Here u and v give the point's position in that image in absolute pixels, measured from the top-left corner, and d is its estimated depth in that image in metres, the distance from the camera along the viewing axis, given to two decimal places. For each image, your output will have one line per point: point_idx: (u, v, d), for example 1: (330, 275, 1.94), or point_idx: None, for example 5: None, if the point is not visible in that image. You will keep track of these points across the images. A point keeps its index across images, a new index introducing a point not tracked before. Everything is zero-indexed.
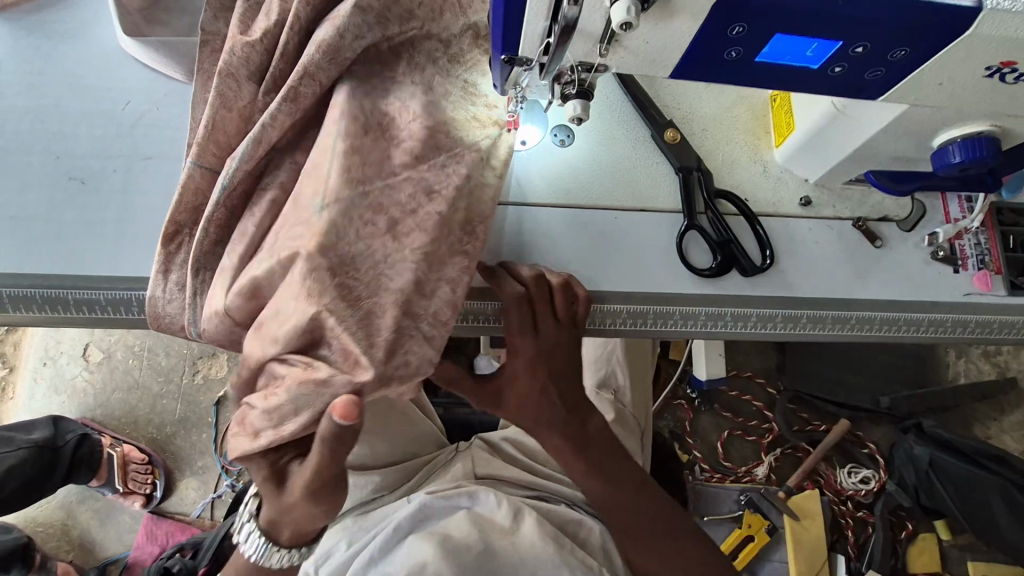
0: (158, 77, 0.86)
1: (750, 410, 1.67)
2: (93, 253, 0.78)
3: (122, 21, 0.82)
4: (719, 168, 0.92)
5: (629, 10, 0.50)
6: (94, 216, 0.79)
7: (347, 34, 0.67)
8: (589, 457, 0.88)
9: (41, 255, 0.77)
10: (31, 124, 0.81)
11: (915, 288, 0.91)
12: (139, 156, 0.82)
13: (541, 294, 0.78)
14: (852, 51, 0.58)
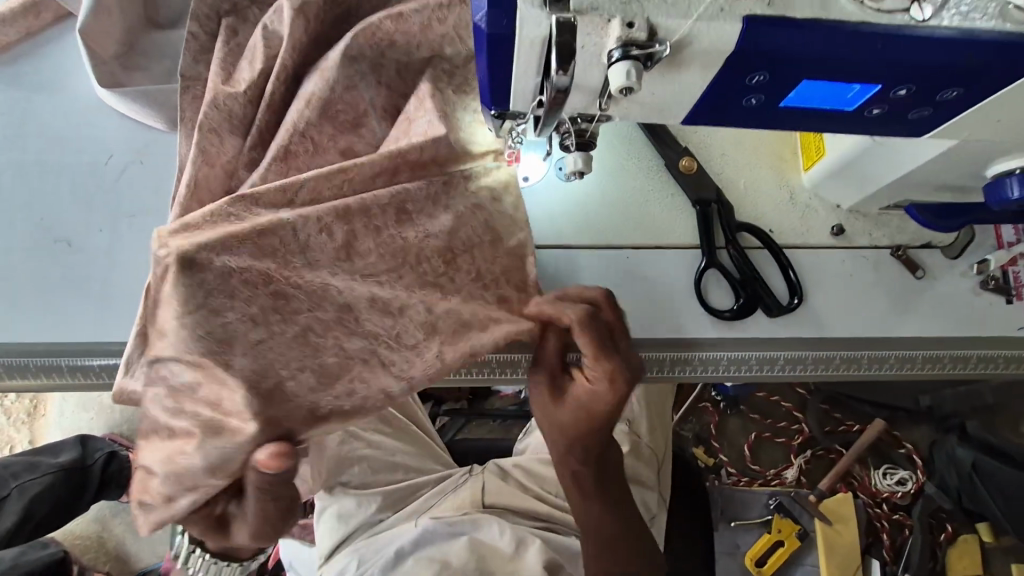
0: (142, 127, 0.82)
1: (779, 412, 1.59)
2: (85, 318, 0.76)
3: (100, 70, 0.78)
4: (740, 198, 0.84)
5: (629, 74, 0.44)
6: (83, 277, 0.77)
7: (338, 87, 0.66)
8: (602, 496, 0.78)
9: (33, 321, 0.75)
10: (16, 183, 0.79)
11: (963, 323, 0.82)
12: (126, 213, 0.79)
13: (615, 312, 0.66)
14: (893, 94, 0.50)
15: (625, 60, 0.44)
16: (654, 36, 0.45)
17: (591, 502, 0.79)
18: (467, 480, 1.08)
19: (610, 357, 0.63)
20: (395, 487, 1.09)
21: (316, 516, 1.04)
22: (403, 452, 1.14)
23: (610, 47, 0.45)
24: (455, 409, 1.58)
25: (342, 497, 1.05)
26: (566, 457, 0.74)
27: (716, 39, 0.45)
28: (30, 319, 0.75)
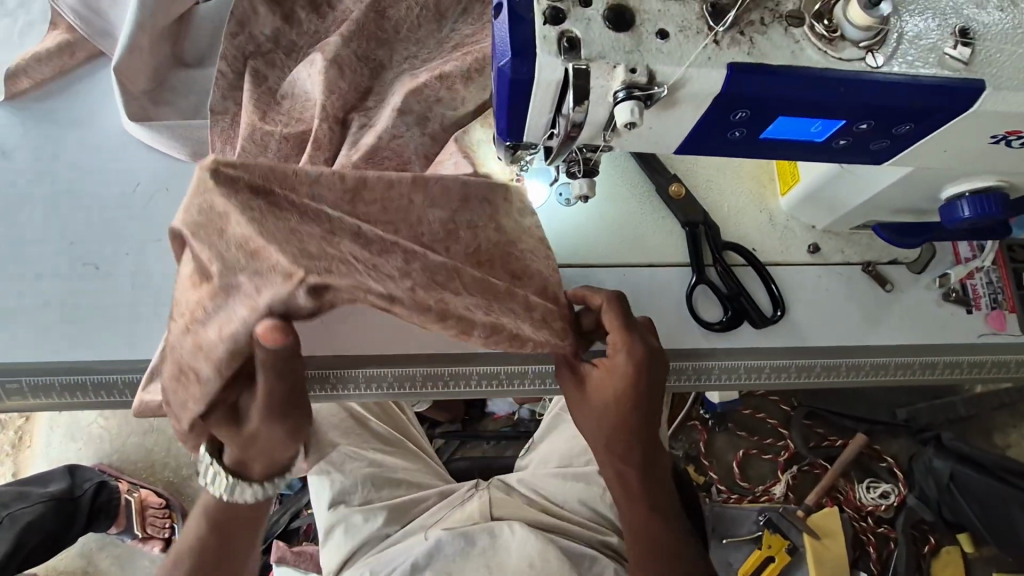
0: (167, 158, 0.87)
1: (765, 428, 1.65)
2: (110, 338, 0.79)
3: (131, 106, 0.83)
4: (725, 220, 0.92)
5: (632, 111, 0.51)
6: (109, 299, 0.80)
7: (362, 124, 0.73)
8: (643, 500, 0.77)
9: (59, 342, 0.78)
10: (46, 211, 0.83)
11: (930, 331, 0.90)
12: (151, 238, 0.83)
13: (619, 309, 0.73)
14: (856, 128, 0.58)
15: (629, 99, 0.52)
16: (653, 79, 0.52)
17: (641, 503, 0.77)
18: (472, 492, 1.13)
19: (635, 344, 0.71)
20: (395, 501, 1.10)
21: (322, 537, 1.07)
22: (404, 469, 1.16)
23: (615, 88, 0.52)
24: (451, 430, 1.60)
25: (346, 513, 1.07)
26: (609, 450, 0.73)
27: (705, 84, 0.53)
28: (51, 339, 0.78)
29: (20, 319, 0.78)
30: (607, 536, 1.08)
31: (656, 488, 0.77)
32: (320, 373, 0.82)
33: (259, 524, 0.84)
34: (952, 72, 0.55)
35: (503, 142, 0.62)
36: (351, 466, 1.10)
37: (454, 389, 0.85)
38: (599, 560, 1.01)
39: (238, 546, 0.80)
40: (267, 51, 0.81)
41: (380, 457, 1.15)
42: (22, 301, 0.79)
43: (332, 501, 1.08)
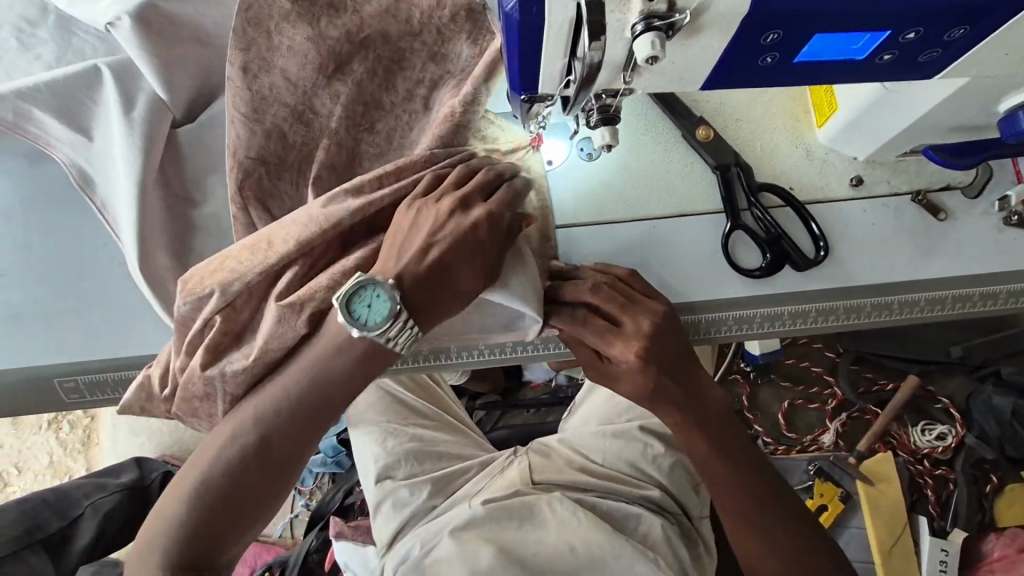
0: (102, 147, 0.87)
1: (810, 376, 1.59)
2: (128, 341, 0.87)
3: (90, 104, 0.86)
4: (759, 160, 0.87)
5: (654, 44, 0.47)
6: (134, 308, 0.88)
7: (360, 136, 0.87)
8: (725, 454, 0.77)
9: (96, 347, 0.87)
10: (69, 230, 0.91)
11: (992, 260, 0.84)
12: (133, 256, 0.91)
13: (590, 322, 0.73)
14: (903, 38, 0.53)
15: (650, 31, 0.48)
16: (673, 6, 0.48)
17: (724, 467, 0.77)
18: (510, 462, 1.12)
19: (615, 344, 0.72)
20: (438, 473, 1.11)
21: (372, 512, 1.08)
22: (444, 442, 1.18)
23: (633, 20, 0.48)
24: (492, 401, 1.61)
25: (393, 488, 1.08)
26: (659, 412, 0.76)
27: (730, 5, 0.48)
28: (88, 347, 0.86)
29: (67, 329, 0.87)
30: (648, 490, 1.02)
31: (733, 435, 0.78)
32: None
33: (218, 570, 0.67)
34: None
35: (518, 95, 0.59)
36: (391, 444, 1.13)
37: (488, 358, 0.87)
38: (643, 517, 0.96)
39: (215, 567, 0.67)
40: (278, 51, 0.81)
41: (420, 432, 1.17)
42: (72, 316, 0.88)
43: (378, 477, 1.10)
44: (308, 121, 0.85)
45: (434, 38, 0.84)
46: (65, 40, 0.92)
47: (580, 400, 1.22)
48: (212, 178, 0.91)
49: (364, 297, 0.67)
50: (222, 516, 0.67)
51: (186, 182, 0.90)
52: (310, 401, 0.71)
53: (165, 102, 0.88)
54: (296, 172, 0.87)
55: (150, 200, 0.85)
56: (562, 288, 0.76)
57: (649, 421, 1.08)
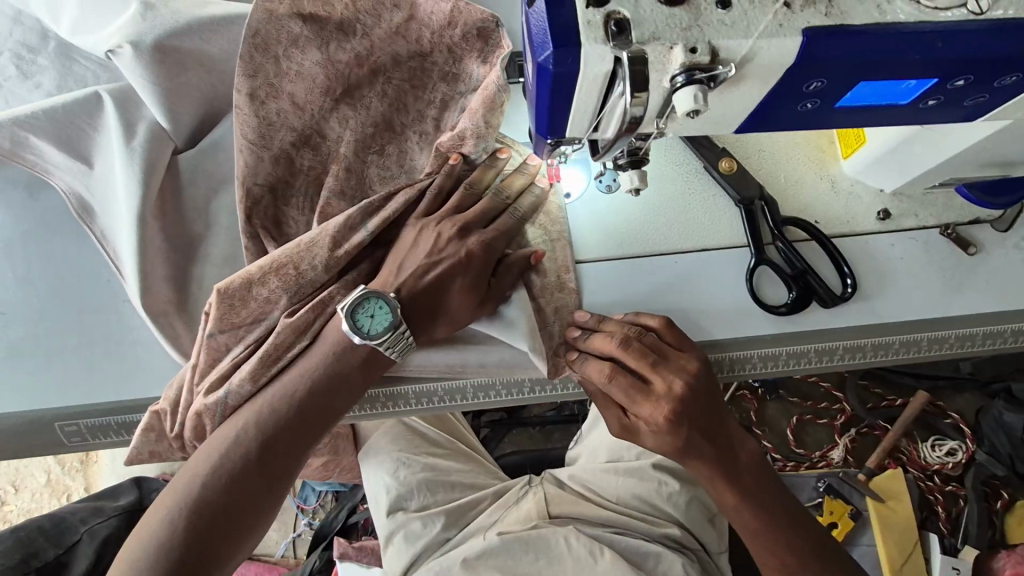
0: (102, 175, 0.84)
1: (819, 393, 1.56)
2: (130, 383, 0.84)
3: (90, 133, 0.83)
4: (784, 193, 0.84)
5: (696, 97, 0.45)
6: (137, 346, 0.85)
7: (370, 156, 0.82)
8: (754, 504, 0.75)
9: (97, 390, 0.83)
10: (71, 265, 0.89)
11: (1023, 294, 0.82)
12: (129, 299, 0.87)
13: (617, 380, 0.71)
14: (950, 85, 0.50)
15: (691, 84, 0.45)
16: (716, 58, 0.46)
17: (750, 513, 0.75)
18: (525, 494, 1.09)
19: (644, 406, 0.70)
20: (451, 505, 1.08)
21: (382, 544, 1.05)
22: (456, 471, 1.14)
23: (674, 71, 0.46)
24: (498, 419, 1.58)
25: (405, 520, 1.05)
26: (682, 456, 0.73)
27: (777, 54, 0.46)
28: (89, 392, 0.83)
29: (67, 372, 0.84)
30: (667, 528, 1.00)
31: (759, 476, 0.76)
32: (372, 392, 0.82)
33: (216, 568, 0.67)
34: None
35: (543, 139, 0.57)
36: (404, 474, 1.09)
37: (505, 397, 0.84)
38: (663, 556, 0.93)
39: (213, 563, 0.66)
40: (286, 76, 0.78)
41: (433, 461, 1.13)
42: (72, 356, 0.84)
43: (390, 509, 1.07)
44: (315, 146, 0.82)
45: (446, 58, 0.80)
46: (66, 67, 0.89)
47: (586, 430, 1.19)
48: (215, 204, 0.87)
49: (369, 308, 0.71)
50: (219, 524, 0.67)
51: (189, 212, 0.87)
52: (310, 407, 0.72)
53: (166, 132, 0.85)
54: (303, 197, 0.84)
55: (151, 230, 0.82)
56: (587, 343, 0.74)
57: (662, 459, 1.06)
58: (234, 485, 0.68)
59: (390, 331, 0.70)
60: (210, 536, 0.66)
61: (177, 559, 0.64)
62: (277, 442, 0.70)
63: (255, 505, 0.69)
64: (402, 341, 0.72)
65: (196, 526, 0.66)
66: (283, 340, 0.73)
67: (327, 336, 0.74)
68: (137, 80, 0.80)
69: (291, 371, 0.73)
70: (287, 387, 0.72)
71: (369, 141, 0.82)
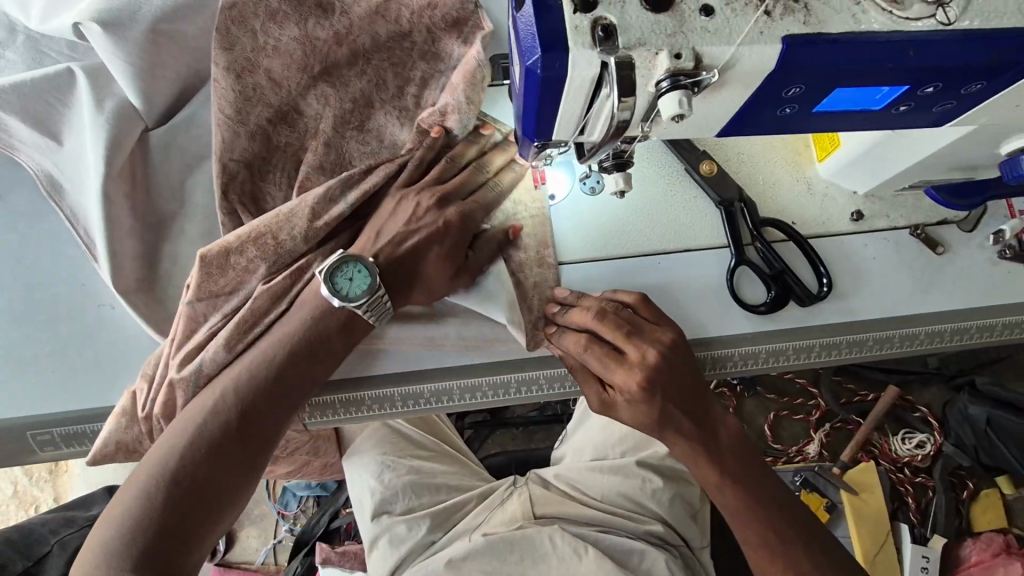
0: (73, 151, 0.83)
1: (794, 388, 1.60)
2: (104, 388, 0.81)
3: (61, 108, 0.81)
4: (762, 195, 0.87)
5: (680, 102, 0.46)
6: (112, 348, 0.83)
7: (348, 133, 0.82)
8: (736, 479, 0.75)
9: (69, 395, 0.81)
10: (42, 267, 0.86)
11: (986, 293, 0.85)
12: (102, 303, 0.85)
13: (593, 350, 0.72)
14: (920, 92, 0.53)
15: (676, 89, 0.47)
16: (700, 64, 0.47)
17: (731, 493, 0.75)
18: (510, 494, 1.09)
19: (620, 373, 0.71)
20: (437, 507, 1.08)
21: (367, 548, 1.04)
22: (441, 472, 1.14)
23: (658, 77, 0.47)
24: (481, 419, 1.58)
25: (390, 524, 1.04)
26: (660, 426, 0.73)
27: (758, 61, 0.47)
28: (62, 397, 0.80)
29: (39, 376, 0.81)
30: (651, 525, 1.01)
31: (739, 451, 0.76)
32: (358, 395, 0.82)
33: (189, 545, 0.63)
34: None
35: (530, 142, 0.57)
36: (388, 477, 1.09)
37: (491, 398, 0.83)
38: (647, 554, 0.95)
39: (185, 539, 0.63)
40: (262, 51, 0.77)
41: (417, 463, 1.13)
42: (43, 360, 0.82)
43: (374, 512, 1.06)
44: (292, 122, 0.81)
45: (425, 38, 0.81)
46: (37, 60, 0.86)
47: (570, 430, 1.20)
48: (190, 181, 0.85)
49: (347, 272, 0.72)
50: (192, 497, 0.64)
51: (164, 209, 0.85)
52: (288, 375, 0.70)
53: (137, 111, 0.82)
54: (281, 173, 0.82)
55: (117, 206, 0.80)
56: (564, 317, 0.75)
57: (646, 457, 1.07)
58: (208, 456, 0.66)
59: (368, 293, 0.71)
60: (183, 510, 0.63)
61: (146, 533, 0.61)
62: (257, 414, 0.69)
63: (234, 482, 0.67)
64: (381, 304, 0.73)
65: (168, 499, 0.63)
66: (261, 306, 0.74)
67: (305, 303, 0.73)
68: (109, 57, 0.78)
69: (268, 342, 0.72)
70: (264, 358, 0.71)
71: (347, 117, 0.81)
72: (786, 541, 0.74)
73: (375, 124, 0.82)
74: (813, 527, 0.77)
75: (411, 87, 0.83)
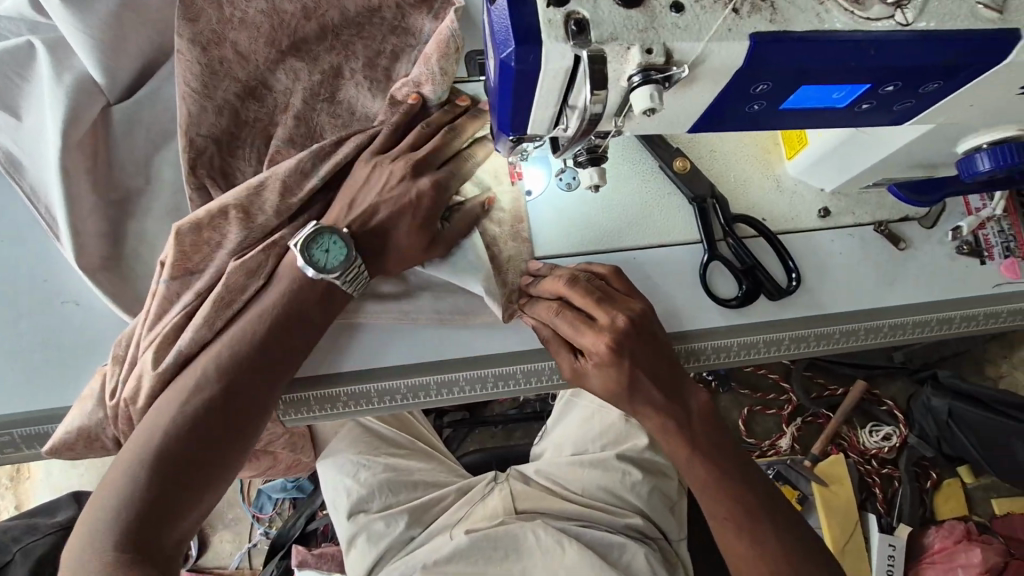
0: (31, 125, 0.79)
1: (767, 383, 1.63)
2: (69, 385, 0.79)
3: (20, 81, 0.79)
4: (733, 191, 0.89)
5: (652, 96, 0.47)
6: (77, 344, 0.80)
7: (319, 104, 0.81)
8: (705, 454, 0.76)
9: (32, 393, 0.78)
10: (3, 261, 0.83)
11: (946, 288, 0.89)
12: (65, 298, 0.82)
13: (564, 316, 0.74)
14: (881, 91, 0.55)
15: (648, 83, 0.47)
16: (670, 60, 0.48)
17: (700, 465, 0.76)
18: (490, 489, 1.09)
19: (589, 337, 0.72)
20: (415, 503, 1.07)
21: (345, 547, 1.03)
22: (420, 470, 1.13)
23: (630, 72, 0.48)
24: (459, 418, 1.57)
25: (367, 522, 1.04)
26: (631, 395, 0.74)
27: (727, 58, 0.48)
28: (26, 395, 0.78)
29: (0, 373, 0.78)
30: (630, 518, 1.02)
31: (710, 425, 0.77)
32: (333, 392, 0.81)
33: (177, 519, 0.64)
34: (980, 20, 0.52)
35: (505, 135, 0.57)
36: (365, 475, 1.08)
37: (469, 393, 0.83)
38: (627, 547, 0.96)
39: (172, 512, 0.64)
40: (229, 23, 0.77)
41: (395, 461, 1.12)
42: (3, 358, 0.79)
43: (351, 511, 1.05)
44: (261, 98, 0.80)
45: (394, 13, 0.82)
46: None
47: (550, 426, 1.20)
48: (156, 159, 0.83)
49: (323, 243, 0.71)
50: (174, 474, 0.64)
51: (131, 199, 0.83)
52: (266, 354, 0.70)
53: (99, 87, 0.80)
54: (251, 148, 0.80)
55: (77, 181, 0.78)
56: (539, 286, 0.77)
57: (623, 450, 1.08)
58: (187, 432, 0.66)
59: (346, 265, 0.71)
60: (168, 486, 0.64)
61: (131, 510, 0.62)
62: (235, 395, 0.68)
63: (215, 462, 0.67)
64: (359, 275, 0.73)
65: (154, 476, 0.64)
66: (237, 282, 0.72)
67: (283, 276, 0.72)
68: (70, 30, 0.75)
69: (247, 316, 0.71)
70: (244, 333, 0.70)
71: (316, 91, 0.80)
72: (749, 515, 0.74)
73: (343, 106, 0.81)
74: (779, 500, 0.78)
75: (384, 64, 0.83)
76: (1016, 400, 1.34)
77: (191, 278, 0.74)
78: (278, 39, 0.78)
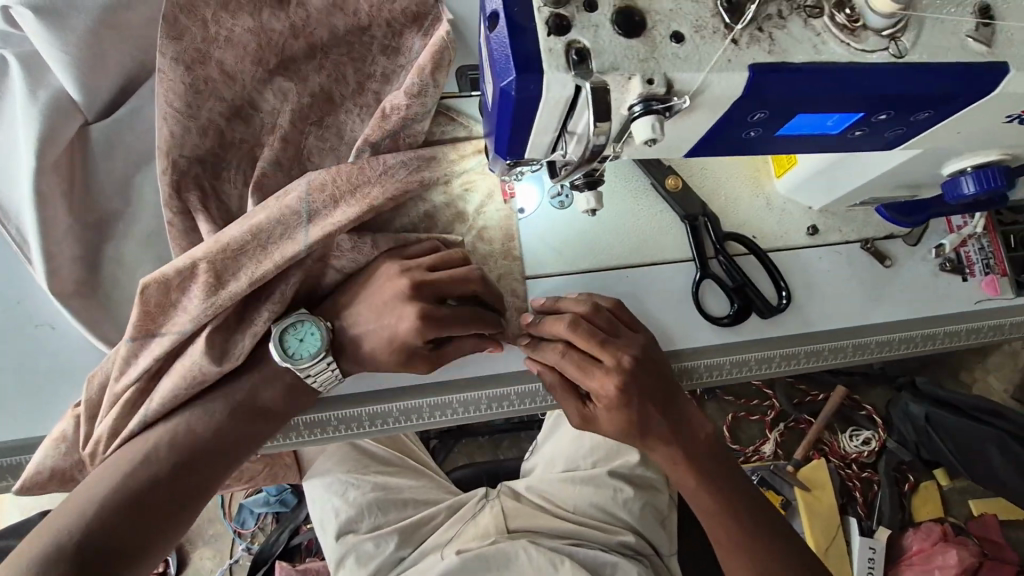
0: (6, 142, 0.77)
1: (752, 391, 1.65)
2: (43, 414, 0.76)
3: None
4: (724, 209, 0.89)
5: (654, 127, 0.47)
6: (51, 370, 0.77)
7: (308, 129, 0.80)
8: (712, 486, 0.76)
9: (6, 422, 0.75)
10: None
11: (928, 305, 0.90)
12: (37, 323, 0.79)
13: (570, 357, 0.72)
14: (874, 119, 0.55)
15: (649, 113, 0.47)
16: (671, 89, 0.47)
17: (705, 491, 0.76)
18: (483, 507, 1.08)
19: (595, 379, 0.71)
20: (405, 522, 1.05)
21: (334, 568, 1.01)
22: (409, 488, 1.11)
23: (630, 100, 0.48)
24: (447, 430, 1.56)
25: (356, 542, 1.01)
26: (641, 433, 0.73)
27: (726, 87, 0.48)
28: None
29: None
30: (622, 535, 1.02)
31: (714, 455, 0.77)
32: (322, 417, 0.79)
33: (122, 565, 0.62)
34: (971, 52, 0.52)
35: (502, 159, 0.57)
36: (354, 495, 1.06)
37: (462, 415, 0.82)
38: (620, 566, 0.95)
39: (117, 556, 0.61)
40: (214, 42, 0.74)
41: (384, 479, 1.10)
42: None
43: (340, 532, 1.03)
44: (247, 118, 0.78)
45: (384, 32, 0.80)
46: None
47: (540, 442, 1.20)
48: (137, 181, 0.81)
49: (299, 332, 0.71)
50: (134, 514, 0.63)
51: (110, 219, 0.80)
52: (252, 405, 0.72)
53: (76, 104, 0.77)
54: (237, 171, 0.79)
55: (53, 206, 0.75)
56: (540, 322, 0.74)
57: (616, 467, 1.08)
58: (157, 474, 0.66)
59: (317, 361, 0.71)
60: (124, 526, 0.62)
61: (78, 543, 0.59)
62: (221, 438, 0.70)
63: (175, 515, 0.66)
64: (327, 375, 0.73)
65: (111, 512, 0.62)
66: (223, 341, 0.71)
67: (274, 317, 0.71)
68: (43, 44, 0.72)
69: (235, 360, 0.71)
70: (232, 385, 0.72)
71: (305, 113, 0.79)
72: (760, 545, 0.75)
73: (336, 125, 0.80)
74: (772, 516, 0.79)
75: (373, 84, 0.81)
76: (990, 406, 1.34)
77: (168, 315, 0.71)
78: (265, 57, 0.77)
